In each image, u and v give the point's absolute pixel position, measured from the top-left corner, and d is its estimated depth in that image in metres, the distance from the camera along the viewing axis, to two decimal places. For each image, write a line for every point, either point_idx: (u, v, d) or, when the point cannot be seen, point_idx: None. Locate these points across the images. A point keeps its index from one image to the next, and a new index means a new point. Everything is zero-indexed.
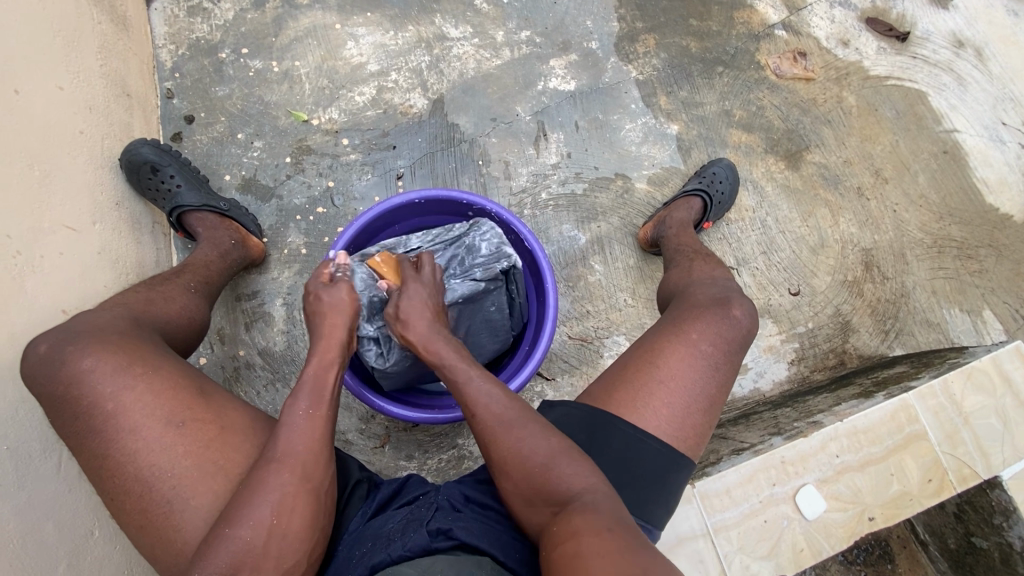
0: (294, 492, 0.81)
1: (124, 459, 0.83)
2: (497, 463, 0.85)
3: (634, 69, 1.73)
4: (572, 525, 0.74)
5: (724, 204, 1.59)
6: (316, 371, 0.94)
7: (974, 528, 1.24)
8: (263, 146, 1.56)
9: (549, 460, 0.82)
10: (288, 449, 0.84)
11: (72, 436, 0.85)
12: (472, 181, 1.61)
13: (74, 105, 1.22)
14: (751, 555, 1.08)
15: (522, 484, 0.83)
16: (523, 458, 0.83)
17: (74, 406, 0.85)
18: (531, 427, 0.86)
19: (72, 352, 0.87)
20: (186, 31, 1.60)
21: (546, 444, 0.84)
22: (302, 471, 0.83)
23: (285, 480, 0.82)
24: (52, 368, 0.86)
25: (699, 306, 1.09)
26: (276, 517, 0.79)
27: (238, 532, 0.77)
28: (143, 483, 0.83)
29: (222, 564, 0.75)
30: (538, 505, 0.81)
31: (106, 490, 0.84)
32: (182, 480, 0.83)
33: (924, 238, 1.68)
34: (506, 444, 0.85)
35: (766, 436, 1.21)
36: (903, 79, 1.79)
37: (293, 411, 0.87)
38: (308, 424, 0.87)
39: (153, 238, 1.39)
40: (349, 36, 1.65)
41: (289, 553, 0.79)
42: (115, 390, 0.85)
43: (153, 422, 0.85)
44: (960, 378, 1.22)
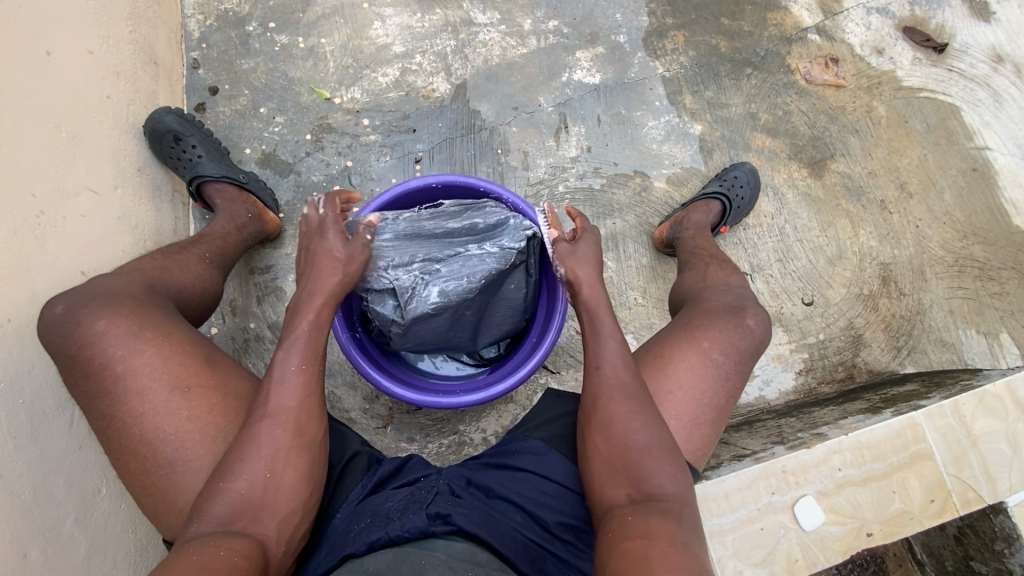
0: (287, 448, 0.83)
1: (131, 421, 0.85)
2: (598, 420, 0.91)
3: (661, 65, 1.70)
4: (646, 523, 0.78)
5: (743, 208, 1.57)
6: (303, 319, 0.91)
7: (973, 553, 1.23)
8: (284, 122, 1.56)
9: (646, 447, 0.86)
10: (279, 405, 0.84)
11: (83, 395, 0.87)
12: (489, 169, 1.60)
13: (102, 69, 1.23)
14: (744, 560, 1.08)
15: (614, 449, 0.87)
16: (627, 432, 0.88)
17: (85, 367, 0.86)
18: (643, 410, 0.90)
19: (85, 314, 0.88)
20: (215, 2, 1.60)
21: (652, 433, 0.88)
22: (293, 427, 0.84)
23: (278, 436, 0.82)
24: (65, 330, 0.87)
25: (712, 313, 1.09)
26: (271, 471, 0.81)
27: (234, 486, 0.79)
28: (148, 444, 0.84)
29: (221, 519, 0.77)
30: (618, 484, 0.85)
31: (113, 451, 0.86)
32: (185, 443, 0.85)
33: (945, 256, 1.65)
34: (616, 410, 0.90)
35: (769, 445, 1.21)
36: (936, 91, 1.75)
37: (283, 367, 0.87)
38: (299, 380, 0.86)
39: (172, 206, 1.40)
40: (376, 16, 1.64)
41: (285, 504, 0.81)
42: (125, 352, 0.86)
43: (159, 385, 0.86)
44: (972, 401, 1.20)
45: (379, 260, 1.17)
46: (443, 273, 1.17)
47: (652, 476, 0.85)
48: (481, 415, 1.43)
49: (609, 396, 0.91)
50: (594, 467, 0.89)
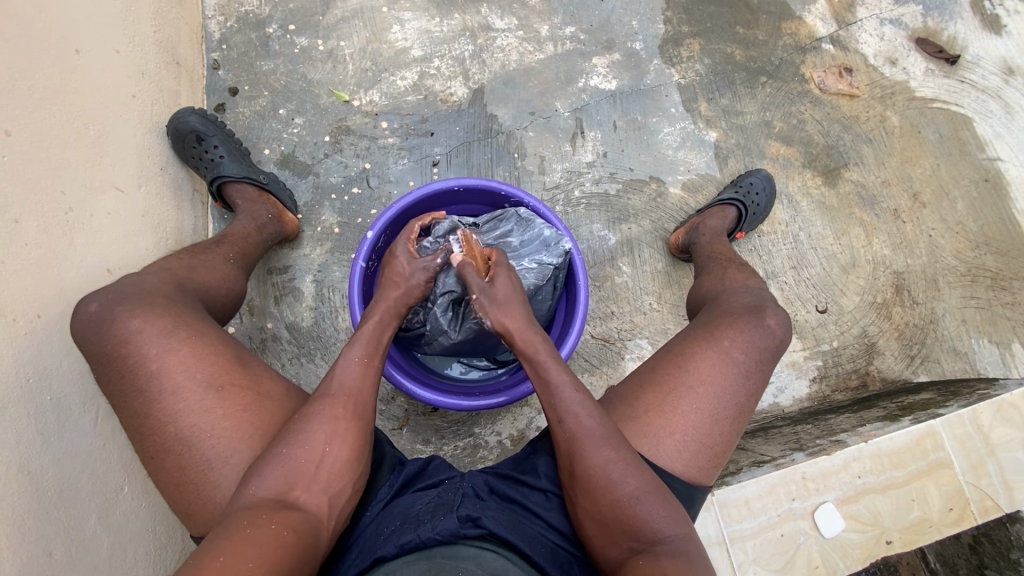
0: (345, 422, 0.86)
1: (166, 419, 0.85)
2: (580, 479, 0.87)
3: (676, 73, 1.71)
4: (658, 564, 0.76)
5: (758, 215, 1.58)
6: (371, 327, 0.99)
7: (988, 562, 1.23)
8: (303, 123, 1.57)
9: (636, 498, 0.83)
10: (342, 384, 0.89)
11: (116, 393, 0.87)
12: (506, 173, 1.61)
13: (128, 68, 1.24)
14: (765, 567, 1.08)
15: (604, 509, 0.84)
16: (609, 487, 0.84)
17: (119, 365, 0.87)
18: (623, 458, 0.86)
19: (119, 313, 0.89)
20: (235, 4, 1.61)
21: (634, 479, 0.85)
22: (349, 410, 0.87)
23: (338, 413, 0.86)
24: (99, 329, 0.88)
25: (732, 314, 1.09)
26: (328, 444, 0.83)
27: (293, 453, 0.81)
28: (183, 442, 0.84)
29: (276, 484, 0.79)
30: (618, 539, 0.83)
31: (147, 449, 0.86)
32: (221, 438, 0.85)
33: (958, 266, 1.66)
34: (596, 465, 0.86)
35: (787, 451, 1.21)
36: (949, 102, 1.76)
37: (348, 358, 0.93)
38: (361, 370, 0.92)
39: (192, 206, 1.41)
40: (395, 20, 1.65)
41: (337, 480, 0.83)
42: (159, 351, 0.87)
43: (193, 384, 0.86)
44: (990, 410, 1.20)
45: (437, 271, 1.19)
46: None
47: (647, 523, 0.82)
48: (497, 418, 1.43)
49: (581, 449, 0.87)
50: (591, 528, 0.85)
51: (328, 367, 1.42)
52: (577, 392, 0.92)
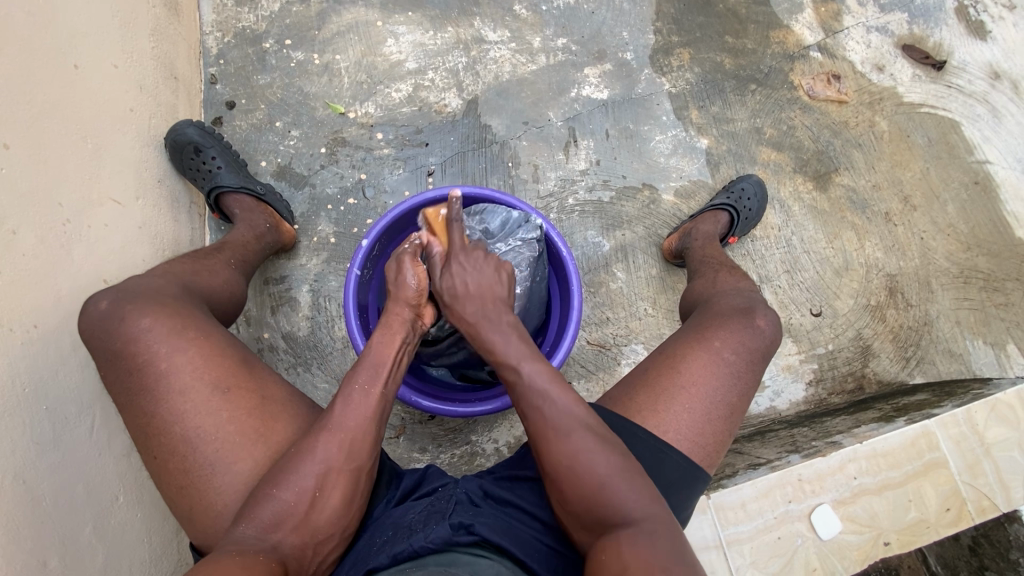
0: (338, 470, 0.83)
1: (171, 419, 0.85)
2: (549, 463, 0.85)
3: (667, 82, 1.74)
4: (625, 547, 0.75)
5: (751, 220, 1.59)
6: (381, 344, 0.95)
7: (988, 563, 1.22)
8: (300, 135, 1.59)
9: (606, 481, 0.82)
10: (341, 421, 0.85)
11: (123, 392, 0.87)
12: (501, 181, 1.63)
13: (126, 83, 1.26)
14: (763, 570, 1.08)
15: (575, 494, 0.83)
16: (576, 474, 0.83)
17: (127, 364, 0.87)
18: (592, 440, 0.85)
19: (129, 311, 0.89)
20: (233, 20, 1.64)
21: (604, 463, 0.83)
22: (349, 450, 0.84)
23: (332, 454, 0.83)
24: (108, 326, 0.88)
25: (723, 315, 1.10)
26: (320, 489, 0.81)
27: (281, 495, 0.80)
28: (187, 443, 0.85)
29: (263, 522, 0.78)
30: (587, 522, 0.82)
31: (150, 449, 0.87)
32: (226, 442, 0.86)
33: (950, 268, 1.67)
34: (564, 449, 0.84)
35: (783, 454, 1.21)
36: (937, 107, 1.79)
37: (350, 386, 0.88)
38: (363, 400, 0.87)
39: (189, 217, 1.42)
40: (390, 34, 1.68)
41: (324, 525, 0.82)
42: (168, 351, 0.87)
43: (201, 385, 0.87)
44: (984, 409, 1.20)
45: None
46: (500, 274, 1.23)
47: (618, 505, 0.80)
48: (493, 425, 1.43)
49: (547, 439, 0.85)
50: (564, 510, 0.85)
51: (325, 376, 1.43)
52: (550, 379, 0.90)
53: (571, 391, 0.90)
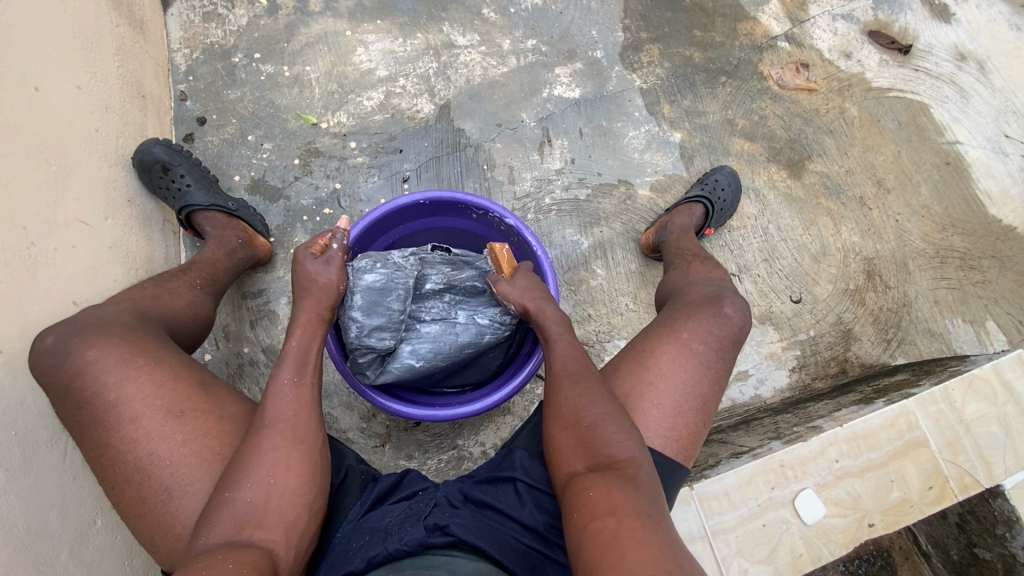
0: (284, 443, 0.85)
1: (126, 448, 0.85)
2: (556, 408, 0.94)
3: (638, 78, 1.75)
4: (611, 496, 0.78)
5: (726, 211, 1.60)
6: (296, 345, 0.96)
7: (976, 539, 1.24)
8: (272, 148, 1.59)
9: (598, 421, 0.88)
10: (276, 415, 0.87)
11: (76, 425, 0.87)
12: (476, 184, 1.63)
13: (91, 103, 1.25)
14: (749, 558, 1.08)
15: (575, 437, 0.88)
16: (581, 412, 0.90)
17: (78, 397, 0.87)
18: (594, 390, 0.93)
19: (77, 344, 0.89)
20: (200, 36, 1.64)
21: (604, 405, 0.90)
22: (292, 435, 0.86)
23: (277, 442, 0.84)
24: (56, 360, 0.88)
25: (692, 306, 1.11)
26: (275, 476, 0.82)
27: (234, 488, 0.80)
28: (143, 471, 0.84)
29: (221, 522, 0.77)
30: (578, 457, 0.87)
31: (108, 480, 0.86)
32: (181, 465, 0.85)
33: (927, 248, 1.69)
34: (573, 396, 0.93)
35: (766, 441, 1.22)
36: (905, 91, 1.81)
37: (278, 381, 0.90)
38: (294, 391, 0.90)
39: (162, 235, 1.42)
40: (359, 43, 1.68)
41: (291, 507, 0.81)
42: (118, 381, 0.87)
43: (152, 411, 0.87)
44: (961, 386, 1.21)
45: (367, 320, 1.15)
46: (472, 302, 1.25)
47: (608, 445, 0.85)
48: (479, 428, 1.43)
49: (562, 386, 0.96)
50: (556, 445, 0.90)
51: None
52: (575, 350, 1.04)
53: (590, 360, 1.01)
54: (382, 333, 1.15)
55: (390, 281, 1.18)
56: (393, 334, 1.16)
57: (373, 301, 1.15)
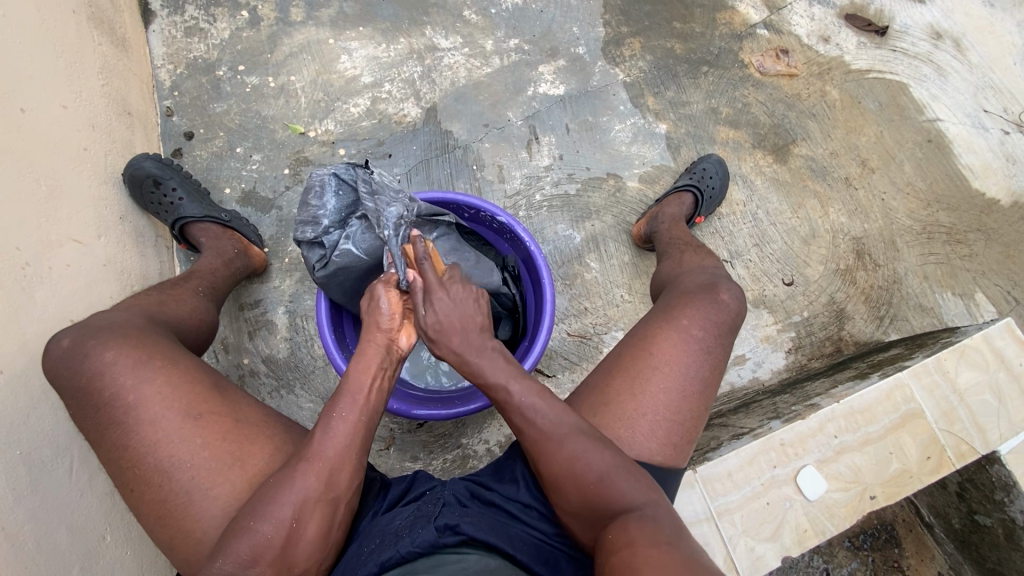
0: (316, 499, 0.81)
1: (145, 450, 0.86)
2: (549, 476, 0.87)
3: (621, 72, 1.77)
4: (629, 534, 0.76)
5: (715, 199, 1.62)
6: (359, 368, 0.91)
7: (976, 506, 1.26)
8: (261, 159, 1.59)
9: (605, 476, 0.84)
10: (318, 450, 0.84)
11: (93, 428, 0.88)
12: (467, 184, 1.64)
13: (77, 122, 1.26)
14: (755, 537, 1.10)
15: (575, 498, 0.85)
16: (578, 472, 0.85)
17: (95, 399, 0.88)
18: (586, 442, 0.87)
19: (92, 347, 0.90)
20: (184, 51, 1.65)
21: (601, 460, 0.85)
22: (326, 480, 0.83)
23: (309, 484, 0.82)
24: (74, 364, 0.89)
25: (688, 294, 1.12)
26: (298, 521, 0.80)
27: (259, 527, 0.79)
28: (163, 472, 0.85)
29: (241, 556, 0.77)
30: (592, 522, 0.83)
31: (127, 483, 0.86)
32: (201, 469, 0.85)
33: (913, 225, 1.71)
34: (559, 454, 0.86)
35: (765, 421, 1.24)
36: (884, 71, 1.84)
37: (333, 415, 0.87)
38: (344, 430, 0.86)
39: (155, 251, 1.42)
40: (342, 50, 1.69)
41: (301, 559, 0.80)
42: (135, 382, 0.88)
43: (171, 414, 0.87)
44: (953, 356, 1.23)
45: (314, 203, 1.14)
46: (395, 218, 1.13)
47: (618, 497, 0.82)
48: (483, 426, 1.44)
49: (544, 446, 0.87)
50: (565, 513, 0.87)
51: (309, 395, 1.43)
52: (533, 392, 0.90)
53: (552, 397, 0.91)
54: (320, 227, 1.14)
55: (333, 192, 1.15)
56: (330, 226, 1.15)
57: (314, 196, 1.14)
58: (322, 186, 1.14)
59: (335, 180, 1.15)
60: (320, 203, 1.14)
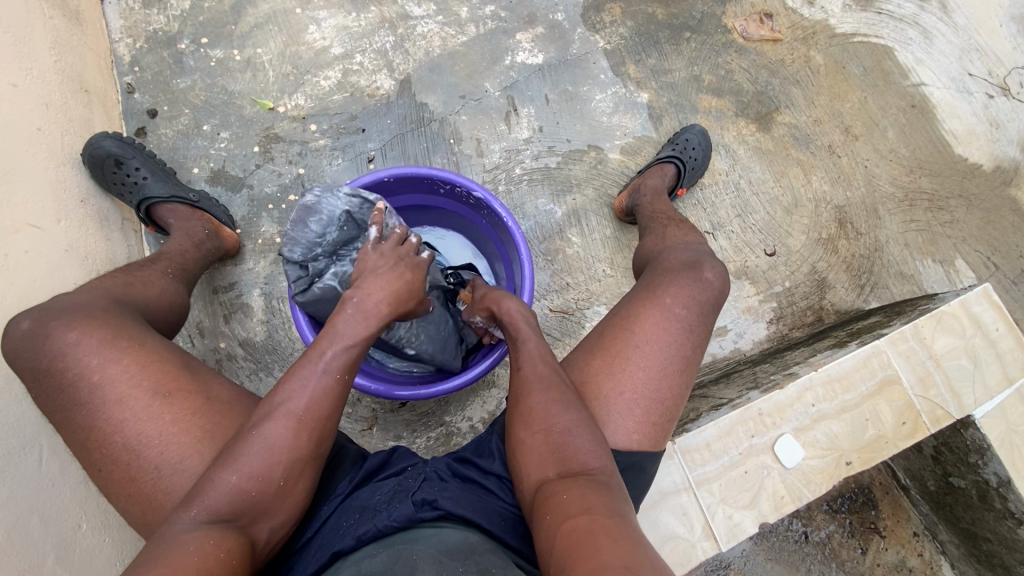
0: (291, 462, 0.79)
1: (113, 429, 0.84)
2: (525, 413, 0.91)
3: (601, 39, 1.71)
4: (583, 501, 0.75)
5: (698, 169, 1.60)
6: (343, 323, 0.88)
7: (951, 469, 1.28)
8: (230, 137, 1.54)
9: (575, 429, 0.86)
10: (297, 404, 0.81)
11: (58, 410, 0.86)
12: (444, 159, 1.60)
13: (29, 101, 1.20)
14: (733, 505, 1.11)
15: (540, 437, 0.87)
16: (551, 419, 0.88)
17: (59, 381, 0.86)
18: (565, 400, 0.90)
19: (56, 328, 0.88)
20: (142, 23, 1.57)
21: (573, 417, 0.88)
22: (302, 437, 0.80)
23: (283, 443, 0.79)
24: (36, 345, 0.87)
25: (671, 271, 1.11)
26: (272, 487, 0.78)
27: (234, 480, 0.76)
28: (131, 451, 0.83)
29: (215, 508, 0.74)
30: (547, 465, 0.84)
31: (94, 463, 0.85)
32: (171, 446, 0.84)
33: (896, 192, 1.70)
34: (535, 401, 0.91)
35: (745, 391, 1.24)
36: (869, 35, 1.80)
37: (309, 368, 0.83)
38: (321, 384, 0.83)
39: (122, 234, 1.38)
40: (310, 20, 1.62)
41: (280, 525, 0.78)
42: (101, 362, 0.86)
43: (140, 392, 0.85)
44: (930, 323, 1.24)
45: (314, 225, 1.10)
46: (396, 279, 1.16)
47: (581, 456, 0.83)
48: (466, 403, 1.43)
49: (529, 389, 0.93)
50: (523, 454, 0.87)
51: None
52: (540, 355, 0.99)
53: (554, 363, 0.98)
54: (309, 252, 1.12)
55: (338, 224, 1.12)
56: (320, 253, 1.12)
57: (315, 221, 1.10)
58: (336, 212, 1.11)
59: (352, 210, 1.13)
60: (321, 226, 1.10)
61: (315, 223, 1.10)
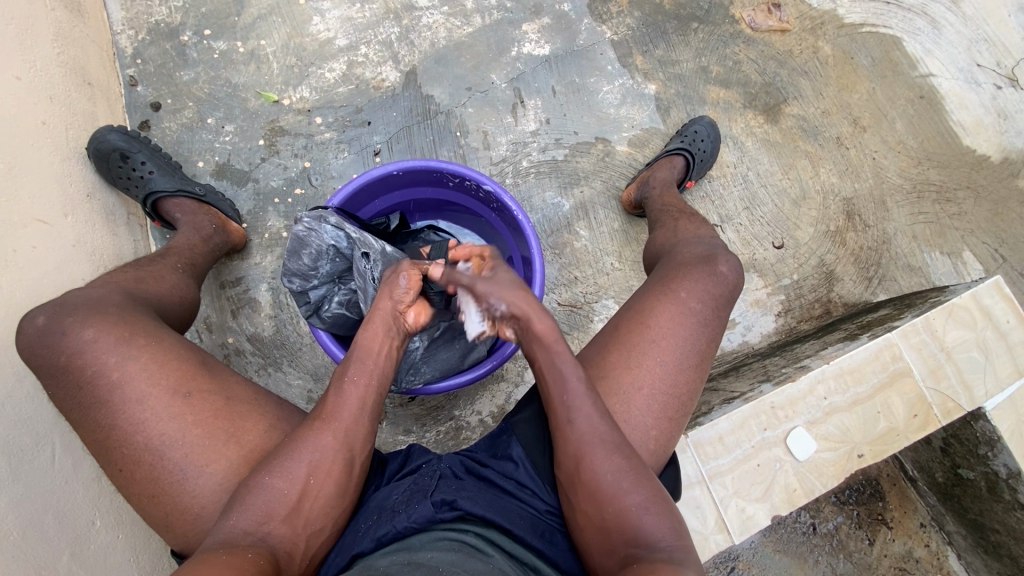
0: (332, 459, 0.82)
1: (133, 428, 0.83)
2: (584, 480, 0.84)
3: (608, 29, 1.70)
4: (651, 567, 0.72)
5: (706, 162, 1.58)
6: (368, 335, 0.92)
7: (959, 460, 1.28)
8: (234, 130, 1.52)
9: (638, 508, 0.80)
10: (337, 408, 0.85)
11: (76, 409, 0.85)
12: (451, 153, 1.59)
13: (33, 95, 1.18)
14: (746, 498, 1.12)
15: (605, 512, 0.81)
16: (613, 490, 0.81)
17: (77, 378, 0.85)
18: (625, 468, 0.83)
19: (72, 324, 0.87)
20: (144, 15, 1.55)
21: (639, 491, 0.81)
22: (343, 438, 0.84)
23: (326, 442, 0.83)
24: (52, 341, 0.86)
25: (685, 265, 1.10)
26: (312, 476, 0.81)
27: (273, 484, 0.79)
28: (154, 452, 0.83)
29: (258, 511, 0.77)
30: (613, 542, 0.79)
31: (115, 462, 0.84)
32: (195, 446, 0.84)
33: (904, 184, 1.70)
34: (596, 472, 0.83)
35: (756, 384, 1.24)
36: (877, 25, 1.78)
37: (341, 377, 0.88)
38: (354, 390, 0.87)
39: (129, 229, 1.37)
40: (314, 11, 1.60)
41: (317, 517, 0.80)
42: (118, 360, 0.85)
43: (159, 392, 0.85)
44: (942, 315, 1.24)
45: (305, 258, 1.14)
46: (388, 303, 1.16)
47: (649, 533, 0.78)
48: (475, 397, 1.43)
49: (587, 455, 0.84)
50: (586, 524, 0.82)
51: (297, 372, 1.40)
52: (591, 409, 0.86)
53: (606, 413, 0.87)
54: (307, 282, 1.16)
55: (328, 257, 1.15)
56: (317, 283, 1.17)
57: (307, 254, 1.14)
58: (318, 242, 1.13)
59: (337, 238, 1.14)
60: (311, 259, 1.14)
61: (304, 257, 1.14)
